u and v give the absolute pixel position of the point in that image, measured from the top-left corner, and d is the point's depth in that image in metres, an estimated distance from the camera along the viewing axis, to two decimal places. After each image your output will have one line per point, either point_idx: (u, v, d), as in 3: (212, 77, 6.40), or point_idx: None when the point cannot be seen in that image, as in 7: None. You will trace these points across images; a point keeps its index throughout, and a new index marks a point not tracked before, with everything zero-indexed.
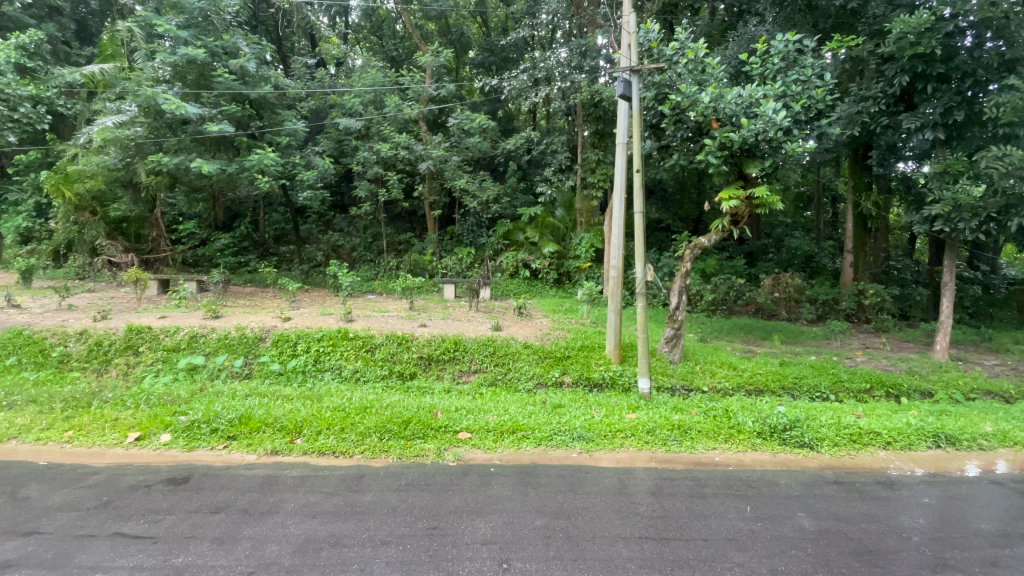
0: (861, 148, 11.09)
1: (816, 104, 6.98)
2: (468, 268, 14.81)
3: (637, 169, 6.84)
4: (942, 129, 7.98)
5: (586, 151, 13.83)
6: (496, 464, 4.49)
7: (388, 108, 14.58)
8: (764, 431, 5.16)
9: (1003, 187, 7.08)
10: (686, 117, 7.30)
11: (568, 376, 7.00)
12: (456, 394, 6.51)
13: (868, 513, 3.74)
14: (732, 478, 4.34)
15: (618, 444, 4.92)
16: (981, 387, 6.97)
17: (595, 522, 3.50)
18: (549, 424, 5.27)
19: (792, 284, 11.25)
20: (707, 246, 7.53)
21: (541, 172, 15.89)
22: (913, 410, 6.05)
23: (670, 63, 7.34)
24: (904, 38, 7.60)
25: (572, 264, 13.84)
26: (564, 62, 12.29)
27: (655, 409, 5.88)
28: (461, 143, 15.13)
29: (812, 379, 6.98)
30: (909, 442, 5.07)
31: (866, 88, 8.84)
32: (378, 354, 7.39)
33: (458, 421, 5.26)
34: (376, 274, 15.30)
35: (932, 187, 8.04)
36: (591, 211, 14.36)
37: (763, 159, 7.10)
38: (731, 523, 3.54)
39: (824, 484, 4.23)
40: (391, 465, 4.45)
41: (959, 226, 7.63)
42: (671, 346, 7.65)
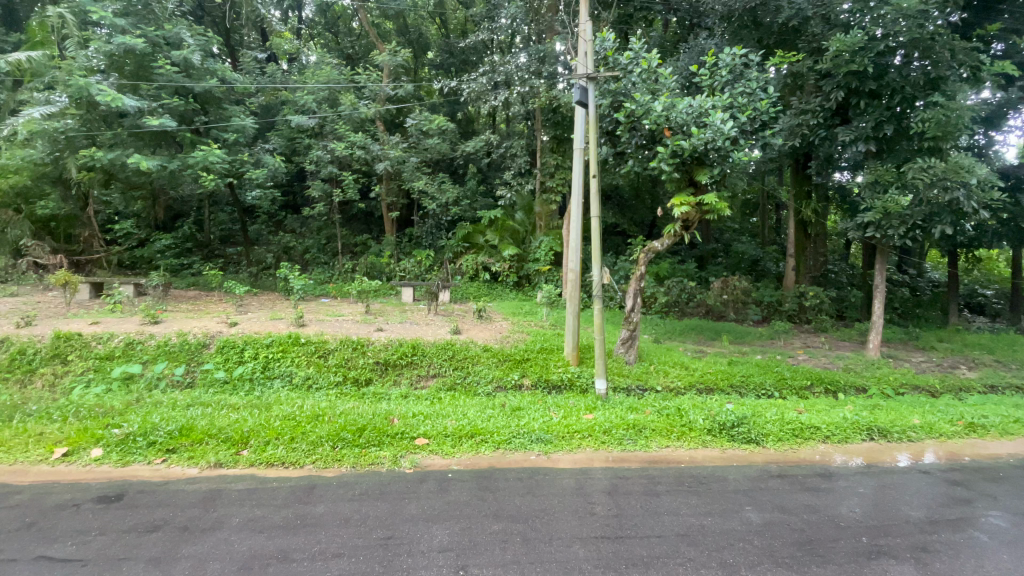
0: (801, 159, 11.75)
1: (760, 115, 7.33)
2: (427, 271, 14.58)
3: (593, 174, 6.93)
4: (873, 142, 8.56)
5: (546, 156, 13.99)
6: (454, 470, 4.44)
7: (343, 106, 14.24)
8: (714, 428, 5.36)
9: (926, 197, 7.70)
10: (640, 124, 7.50)
11: (527, 378, 7.02)
12: (413, 399, 6.39)
13: (809, 504, 3.94)
14: (684, 475, 4.47)
15: (575, 445, 4.99)
16: (909, 382, 7.50)
17: (552, 523, 3.52)
18: (507, 427, 5.26)
19: (740, 286, 11.78)
20: (660, 250, 7.76)
21: (500, 175, 15.94)
22: (849, 405, 6.45)
23: (625, 72, 7.55)
24: (840, 56, 8.14)
25: (531, 267, 13.94)
26: (523, 68, 12.41)
27: (611, 409, 6.00)
28: (419, 144, 14.96)
29: (758, 378, 7.30)
30: (846, 436, 5.40)
31: (805, 102, 9.39)
32: (333, 360, 7.16)
33: (415, 426, 5.17)
34: (331, 277, 14.84)
35: (865, 196, 8.61)
36: (550, 215, 14.55)
37: (712, 168, 7.38)
38: (683, 519, 3.64)
39: (770, 478, 4.43)
40: (344, 474, 4.31)
41: (889, 233, 8.20)
42: (627, 346, 7.82)
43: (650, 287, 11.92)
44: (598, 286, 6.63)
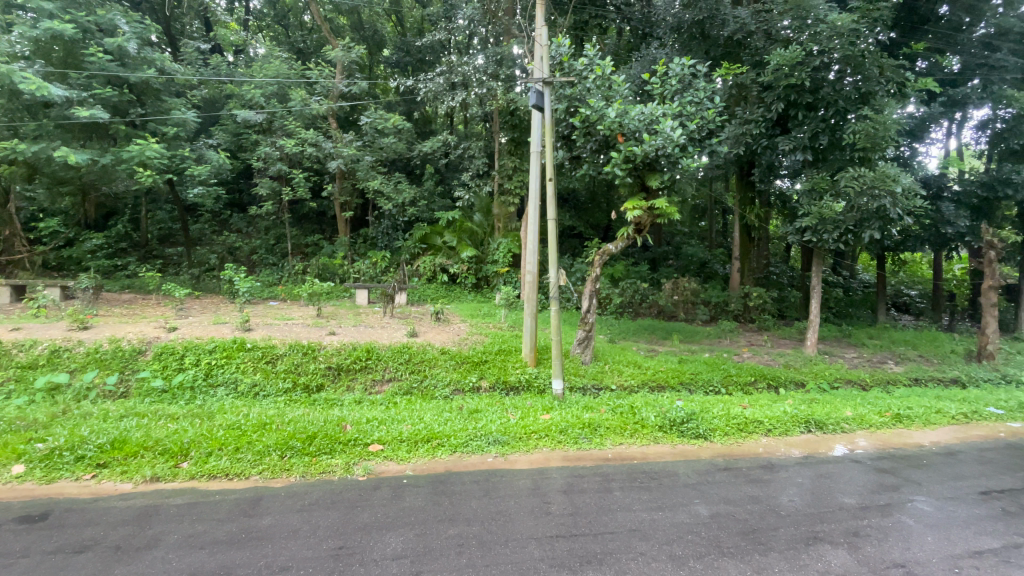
0: (746, 166, 12.34)
1: (707, 124, 7.65)
2: (383, 273, 14.30)
3: (549, 177, 7.00)
4: (810, 152, 9.06)
5: (503, 158, 14.05)
6: (409, 475, 4.38)
7: (294, 102, 13.81)
8: (665, 425, 5.55)
9: (857, 204, 8.26)
10: (595, 130, 7.66)
11: (485, 380, 7.01)
12: (367, 405, 6.25)
13: (752, 495, 4.14)
14: (637, 471, 4.60)
15: (532, 445, 5.03)
16: (843, 376, 8.02)
17: (508, 525, 3.53)
18: (464, 430, 5.23)
19: (689, 287, 12.25)
20: (614, 252, 7.94)
21: (458, 176, 15.89)
22: (789, 400, 6.82)
23: (580, 78, 7.70)
24: (780, 70, 8.63)
25: (490, 268, 13.94)
26: (480, 69, 12.41)
27: (567, 408, 6.09)
28: (374, 143, 14.68)
29: (706, 375, 7.62)
30: (786, 428, 5.72)
31: (749, 113, 9.87)
32: (282, 366, 6.89)
33: (369, 433, 5.06)
34: (281, 279, 14.29)
35: (803, 202, 9.15)
36: (508, 217, 14.62)
37: (663, 173, 7.63)
38: (636, 514, 3.74)
39: (716, 471, 4.62)
40: (293, 484, 4.17)
41: (824, 237, 8.75)
42: (583, 346, 7.96)
43: (605, 288, 12.20)
44: (554, 288, 6.70)
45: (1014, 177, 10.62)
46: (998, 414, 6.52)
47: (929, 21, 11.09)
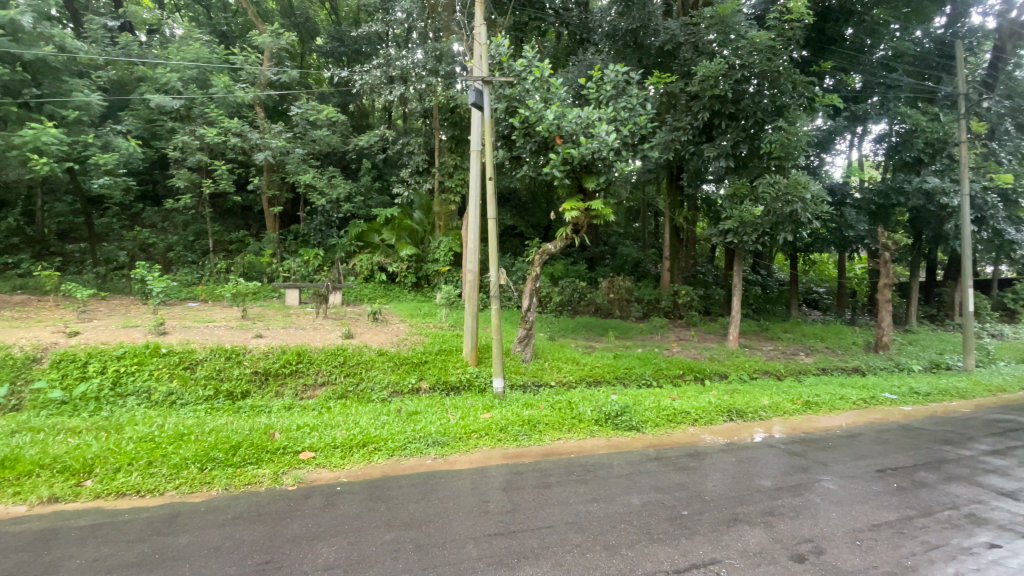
0: (674, 171, 12.93)
1: (640, 130, 7.98)
2: (315, 272, 13.72)
3: (489, 176, 6.99)
4: (731, 159, 9.77)
5: (443, 156, 13.93)
6: (344, 482, 4.24)
7: (215, 89, 12.84)
8: (601, 419, 5.77)
9: (773, 209, 8.94)
10: (534, 131, 7.75)
11: (425, 381, 6.90)
12: (298, 411, 5.97)
13: (681, 482, 4.37)
14: (574, 464, 4.73)
15: (472, 445, 5.03)
16: (761, 368, 8.67)
17: (446, 526, 3.51)
18: (402, 432, 5.13)
19: (624, 286, 12.73)
20: (553, 252, 8.10)
21: (397, 172, 15.56)
22: (714, 391, 7.29)
23: (519, 79, 7.79)
24: (706, 81, 9.16)
25: (430, 267, 13.75)
26: (420, 63, 12.32)
27: (508, 406, 6.14)
28: (306, 135, 14.04)
29: (639, 369, 7.96)
30: (711, 418, 6.11)
31: (677, 120, 10.33)
32: (203, 372, 6.42)
33: (300, 440, 4.84)
34: (201, 278, 13.31)
35: (726, 206, 9.78)
36: (448, 215, 14.50)
37: (599, 176, 7.87)
38: (572, 508, 3.84)
39: (648, 461, 4.85)
40: (214, 498, 3.90)
41: (744, 239, 9.40)
42: (523, 345, 8.05)
43: (545, 287, 12.45)
44: (494, 287, 6.69)
45: (906, 187, 11.91)
46: (892, 398, 7.30)
47: (835, 41, 11.97)
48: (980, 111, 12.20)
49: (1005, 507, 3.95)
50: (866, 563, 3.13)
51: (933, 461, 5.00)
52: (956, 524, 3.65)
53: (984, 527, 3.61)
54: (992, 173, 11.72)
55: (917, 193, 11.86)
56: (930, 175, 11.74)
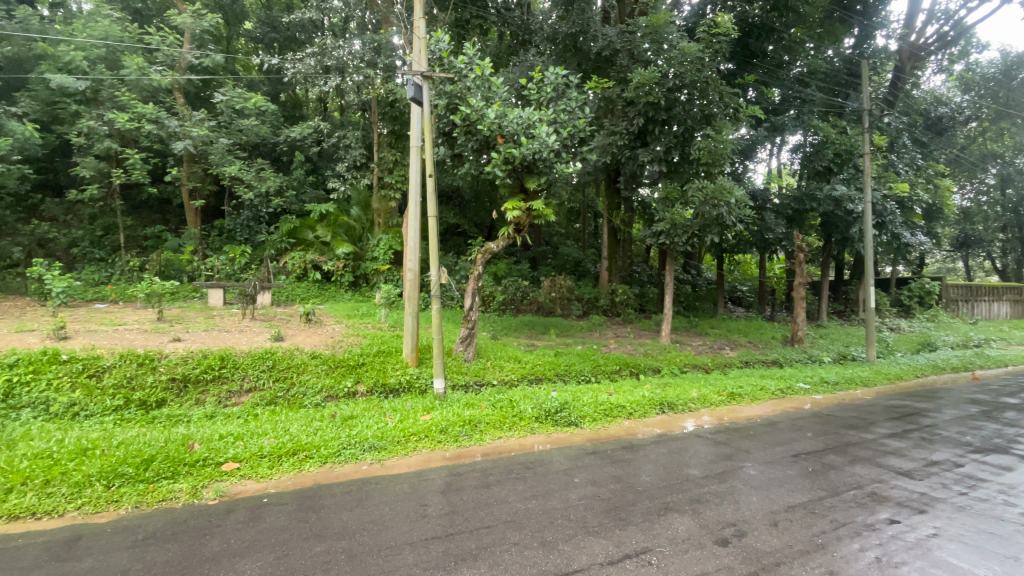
0: (612, 174, 13.29)
1: (579, 133, 8.16)
2: (242, 270, 12.92)
3: (429, 173, 6.84)
4: (664, 164, 10.22)
5: (383, 151, 13.56)
6: (271, 493, 4.02)
7: (126, 70, 11.74)
8: (540, 416, 5.85)
9: (701, 212, 9.47)
10: (475, 129, 7.69)
11: (362, 385, 6.65)
12: (222, 420, 5.59)
13: (616, 475, 4.51)
14: (514, 462, 4.76)
15: (410, 448, 4.93)
16: (691, 362, 9.15)
17: (382, 533, 3.41)
18: (336, 439, 4.94)
19: (565, 284, 12.98)
20: (495, 251, 8.11)
21: (333, 166, 15.00)
22: (648, 385, 7.60)
23: (460, 76, 7.73)
24: (641, 88, 9.51)
25: (369, 266, 13.34)
26: (357, 55, 11.91)
27: (448, 407, 6.07)
28: (231, 125, 13.20)
29: (578, 366, 8.14)
30: (645, 411, 6.37)
31: (614, 125, 10.65)
32: (111, 380, 5.87)
33: (222, 450, 4.55)
34: (110, 277, 12.17)
35: (660, 208, 10.23)
36: (388, 212, 14.15)
37: (540, 176, 7.97)
38: (511, 506, 3.86)
39: (586, 455, 4.97)
40: (124, 518, 3.58)
41: (676, 241, 9.89)
42: (465, 344, 8.00)
43: (488, 286, 12.48)
44: (435, 286, 6.56)
45: (818, 194, 13.01)
46: (805, 388, 7.95)
47: (757, 56, 12.87)
48: (882, 126, 13.49)
49: (901, 484, 4.38)
50: (782, 543, 3.36)
51: (841, 445, 5.48)
52: (860, 502, 4.01)
53: (884, 504, 3.98)
54: (891, 182, 13.00)
55: (827, 200, 12.97)
56: (838, 183, 12.89)
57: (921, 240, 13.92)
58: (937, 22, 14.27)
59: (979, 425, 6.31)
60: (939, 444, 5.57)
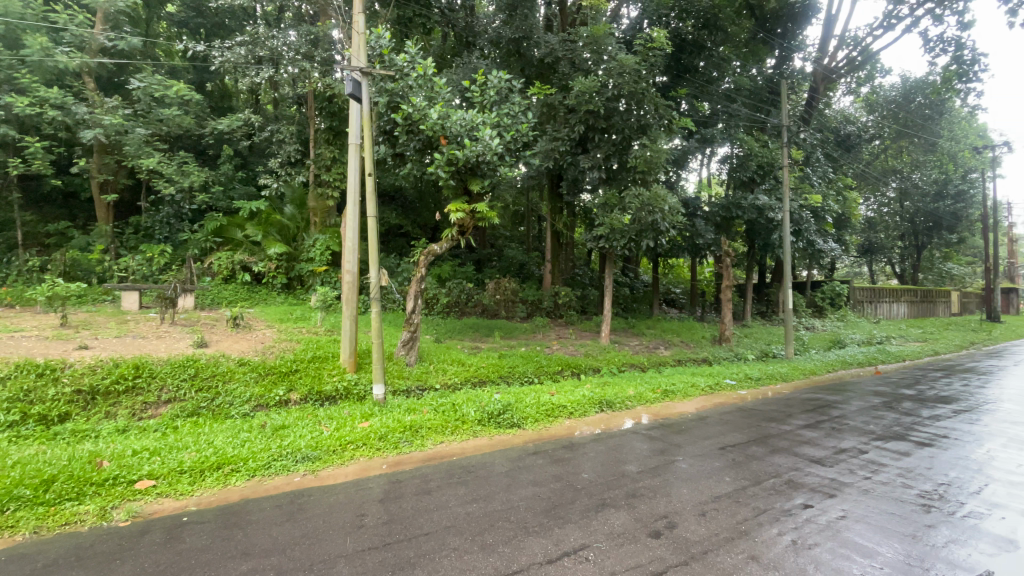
0: (555, 179, 13.56)
1: (522, 137, 8.26)
2: (161, 272, 11.96)
3: (368, 172, 6.64)
4: (603, 171, 10.53)
5: (320, 147, 13.38)
6: (192, 511, 3.74)
7: (27, 49, 10.59)
8: (483, 419, 5.85)
9: (638, 217, 9.89)
10: (417, 129, 7.57)
11: (295, 393, 6.33)
12: (136, 434, 5.14)
13: (556, 474, 4.59)
14: (455, 467, 4.72)
15: (347, 457, 4.76)
16: (628, 361, 9.50)
17: (316, 547, 3.27)
18: (266, 450, 4.69)
19: (510, 287, 13.06)
20: (438, 253, 8.02)
21: (266, 162, 14.27)
22: (588, 384, 7.81)
23: (401, 74, 7.61)
24: (582, 96, 9.78)
25: (304, 267, 12.77)
26: (294, 46, 11.44)
27: (388, 413, 5.92)
28: (151, 114, 12.24)
29: (522, 368, 8.21)
30: (585, 410, 6.54)
31: (556, 130, 10.74)
32: (4, 394, 5.26)
33: (137, 467, 4.20)
34: (4, 279, 10.87)
35: (599, 213, 10.54)
36: (325, 211, 13.68)
37: (483, 178, 7.98)
38: (451, 511, 3.82)
39: (527, 456, 5.02)
40: (18, 546, 3.21)
41: (615, 244, 10.24)
42: (407, 348, 7.85)
43: (431, 288, 12.35)
44: (375, 289, 6.37)
45: (743, 203, 13.85)
46: (732, 384, 8.48)
47: (689, 70, 13.60)
48: (799, 141, 14.65)
49: (814, 471, 4.76)
50: (710, 531, 3.55)
51: (763, 437, 5.89)
52: (779, 490, 4.32)
53: (800, 490, 4.31)
54: (807, 193, 14.10)
55: (750, 208, 13.87)
56: (760, 193, 13.77)
57: (832, 247, 15.25)
58: (847, 48, 15.65)
59: (880, 414, 6.99)
60: (847, 433, 6.11)
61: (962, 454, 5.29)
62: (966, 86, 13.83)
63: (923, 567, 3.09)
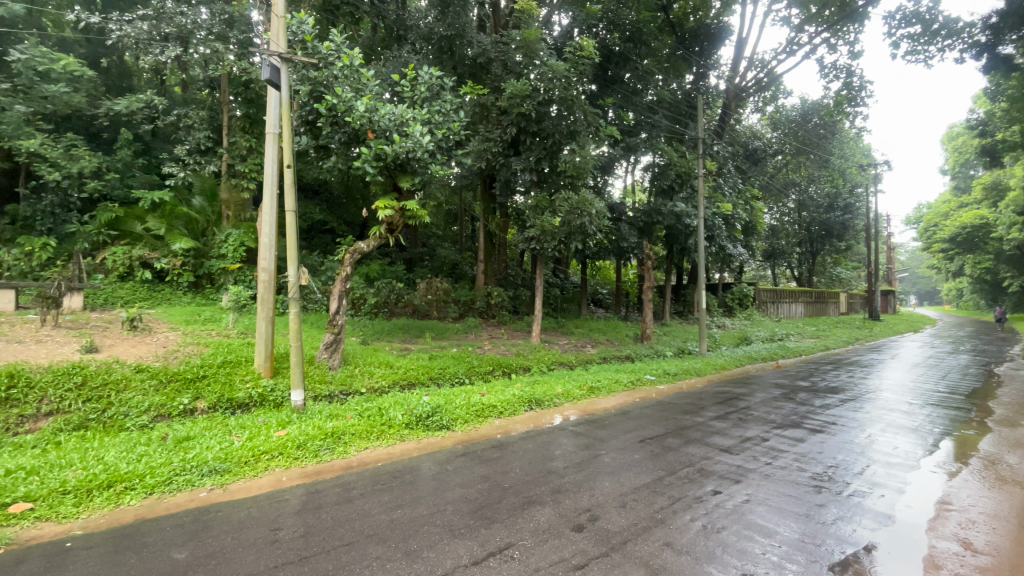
0: (487, 180, 13.61)
1: (453, 135, 8.16)
2: (42, 268, 10.56)
3: (286, 163, 6.25)
4: (535, 173, 10.69)
5: (234, 135, 12.59)
6: (78, 535, 3.36)
7: None
8: (411, 422, 5.72)
9: (567, 220, 10.18)
10: (343, 121, 7.27)
11: (202, 401, 5.83)
12: (7, 451, 4.51)
13: (484, 475, 4.59)
14: (380, 473, 4.57)
15: (261, 469, 4.46)
16: (557, 360, 9.72)
17: (223, 566, 3.03)
18: (167, 464, 4.29)
19: (442, 287, 12.93)
20: (365, 251, 7.74)
21: (172, 148, 13.06)
22: (519, 383, 7.89)
23: (326, 63, 7.28)
24: (514, 98, 9.88)
25: (216, 264, 11.81)
26: (204, 24, 10.69)
27: (308, 420, 5.61)
28: (33, 90, 10.83)
29: (453, 369, 8.14)
30: (514, 409, 6.60)
31: (488, 131, 10.72)
32: None
33: (8, 489, 3.70)
34: None
35: (531, 215, 10.69)
36: (241, 204, 12.82)
37: (413, 176, 7.79)
38: (374, 519, 3.70)
39: (455, 458, 4.97)
40: None
41: (545, 245, 10.45)
42: (331, 351, 7.51)
43: (358, 288, 11.93)
44: (294, 288, 6.01)
45: (663, 209, 14.67)
46: (652, 379, 8.97)
47: (616, 81, 14.20)
48: (713, 153, 15.76)
49: (723, 459, 5.14)
50: (629, 522, 3.71)
51: (679, 428, 6.27)
52: (692, 478, 4.61)
53: (710, 477, 4.63)
54: (720, 202, 15.15)
55: (670, 215, 14.69)
56: (678, 201, 14.60)
57: (740, 252, 16.57)
58: (756, 69, 17.00)
59: (780, 404, 7.69)
60: (752, 422, 6.65)
61: (847, 439, 5.94)
62: (854, 110, 15.54)
63: (815, 543, 3.43)
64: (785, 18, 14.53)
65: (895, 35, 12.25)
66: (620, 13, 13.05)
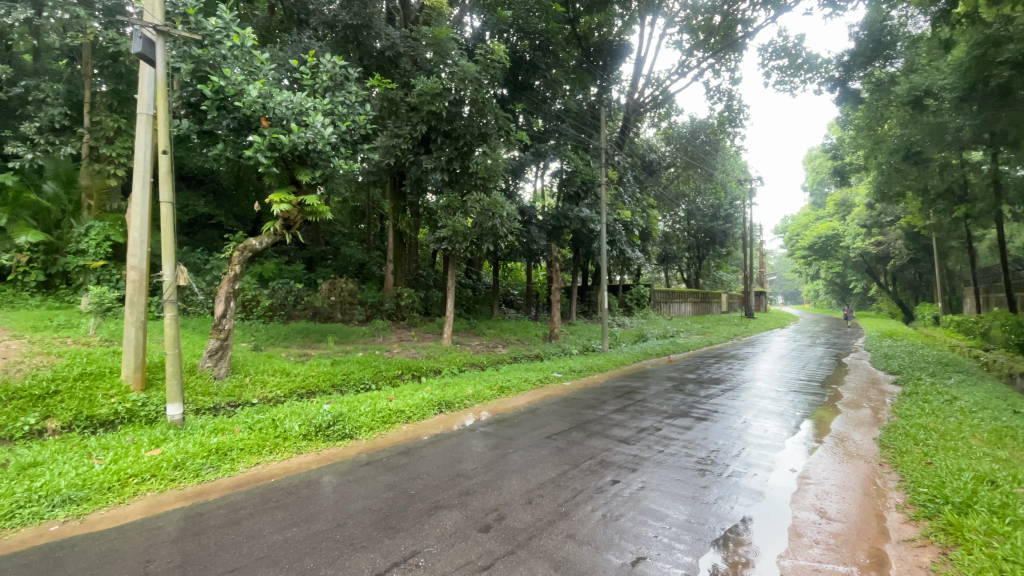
0: (397, 177, 13.26)
1: (358, 129, 7.82)
2: None
3: (165, 149, 5.54)
4: (446, 173, 10.57)
5: (97, 114, 11.02)
6: None
7: None
8: (309, 433, 5.37)
9: (479, 222, 10.25)
10: (233, 106, 6.71)
11: (54, 421, 4.99)
12: None
13: (389, 483, 4.43)
14: (272, 490, 4.22)
15: (131, 494, 3.94)
16: (469, 361, 9.71)
17: None
18: (7, 496, 3.64)
19: (346, 288, 12.37)
20: (258, 249, 7.13)
21: (17, 125, 11.15)
22: (428, 386, 7.74)
23: (212, 41, 6.62)
24: (424, 95, 9.77)
25: (73, 261, 10.16)
26: None
27: (189, 436, 5.04)
28: None
29: (357, 374, 7.77)
30: (423, 413, 6.47)
31: (397, 127, 10.41)
32: None
33: None
34: None
35: (442, 215, 10.55)
36: (107, 191, 11.31)
37: (314, 169, 7.35)
38: (265, 540, 3.40)
39: (358, 468, 4.75)
40: None
41: (457, 246, 10.40)
42: (216, 359, 6.83)
43: (251, 289, 10.95)
44: (170, 289, 5.35)
45: (569, 214, 15.16)
46: (558, 377, 9.31)
47: (526, 87, 14.71)
48: (615, 163, 16.69)
49: (622, 450, 5.46)
50: (535, 518, 3.79)
51: (582, 423, 6.55)
52: (593, 470, 4.84)
53: (610, 468, 4.89)
54: (619, 208, 16.11)
55: (576, 220, 15.20)
56: (583, 206, 15.19)
57: (637, 255, 17.74)
58: (652, 87, 18.33)
59: (671, 396, 8.35)
60: (647, 413, 7.14)
61: (728, 425, 6.59)
62: (734, 130, 17.40)
63: (700, 522, 3.75)
64: (677, 42, 15.78)
65: (767, 66, 13.88)
66: (530, 21, 13.16)
